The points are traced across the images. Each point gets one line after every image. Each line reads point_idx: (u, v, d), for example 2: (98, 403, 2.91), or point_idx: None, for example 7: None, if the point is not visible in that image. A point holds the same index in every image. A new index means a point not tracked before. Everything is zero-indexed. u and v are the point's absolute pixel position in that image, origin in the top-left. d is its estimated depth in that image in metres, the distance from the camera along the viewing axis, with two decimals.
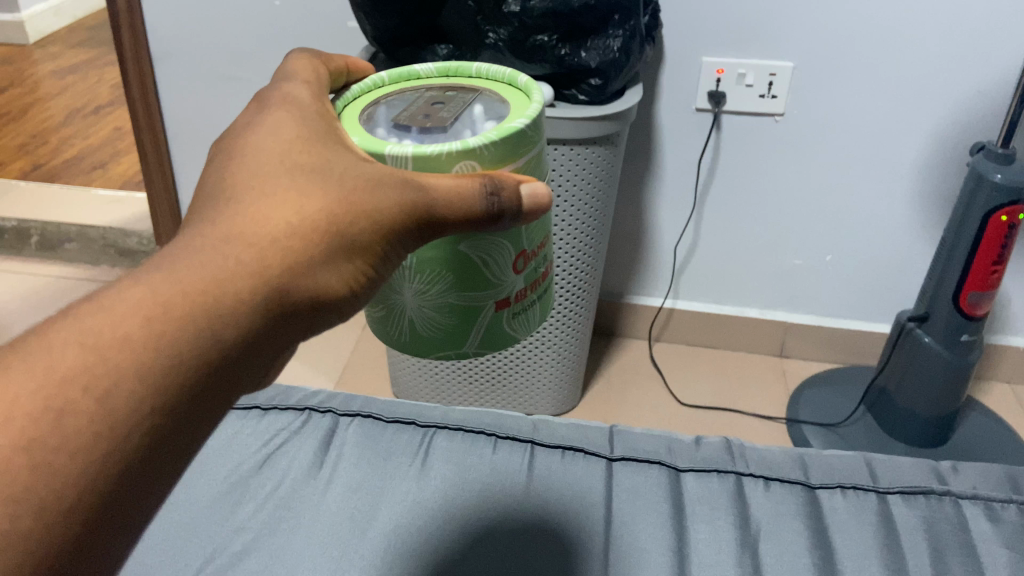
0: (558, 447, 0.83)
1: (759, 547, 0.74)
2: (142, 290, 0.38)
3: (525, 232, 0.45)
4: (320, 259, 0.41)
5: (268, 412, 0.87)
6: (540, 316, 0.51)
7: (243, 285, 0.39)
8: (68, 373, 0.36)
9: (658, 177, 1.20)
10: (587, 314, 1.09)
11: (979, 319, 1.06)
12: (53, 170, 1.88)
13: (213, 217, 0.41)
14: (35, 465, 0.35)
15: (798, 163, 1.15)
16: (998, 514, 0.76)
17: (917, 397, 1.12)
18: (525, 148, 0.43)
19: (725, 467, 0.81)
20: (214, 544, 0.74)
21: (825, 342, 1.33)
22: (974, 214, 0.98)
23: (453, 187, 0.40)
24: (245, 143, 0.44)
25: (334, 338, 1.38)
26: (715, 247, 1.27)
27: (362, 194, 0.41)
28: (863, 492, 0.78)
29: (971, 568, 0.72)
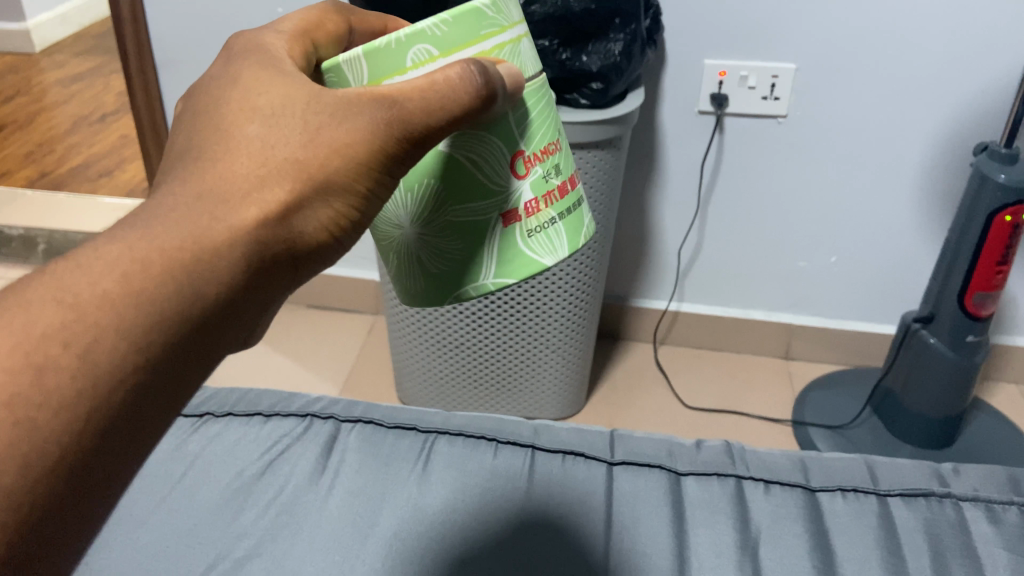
0: (559, 451, 0.83)
1: (760, 550, 0.74)
2: (118, 248, 0.38)
3: (512, 128, 0.46)
4: (297, 204, 0.42)
5: (271, 418, 0.87)
6: (569, 246, 0.50)
7: (222, 238, 0.40)
8: (47, 329, 0.36)
9: (660, 180, 1.20)
10: (591, 315, 1.09)
11: (985, 320, 1.05)
12: (60, 178, 1.89)
13: (184, 178, 0.41)
14: (18, 421, 0.34)
15: (799, 165, 1.15)
16: (999, 516, 0.75)
17: (924, 399, 1.12)
18: (486, 28, 0.44)
19: (725, 470, 0.81)
20: (217, 550, 0.74)
21: (830, 344, 1.33)
22: (977, 215, 0.98)
23: (424, 84, 0.42)
24: (213, 97, 0.43)
25: (340, 345, 1.38)
26: (719, 249, 1.27)
27: (329, 135, 0.42)
28: (863, 494, 0.78)
29: (971, 570, 0.72)
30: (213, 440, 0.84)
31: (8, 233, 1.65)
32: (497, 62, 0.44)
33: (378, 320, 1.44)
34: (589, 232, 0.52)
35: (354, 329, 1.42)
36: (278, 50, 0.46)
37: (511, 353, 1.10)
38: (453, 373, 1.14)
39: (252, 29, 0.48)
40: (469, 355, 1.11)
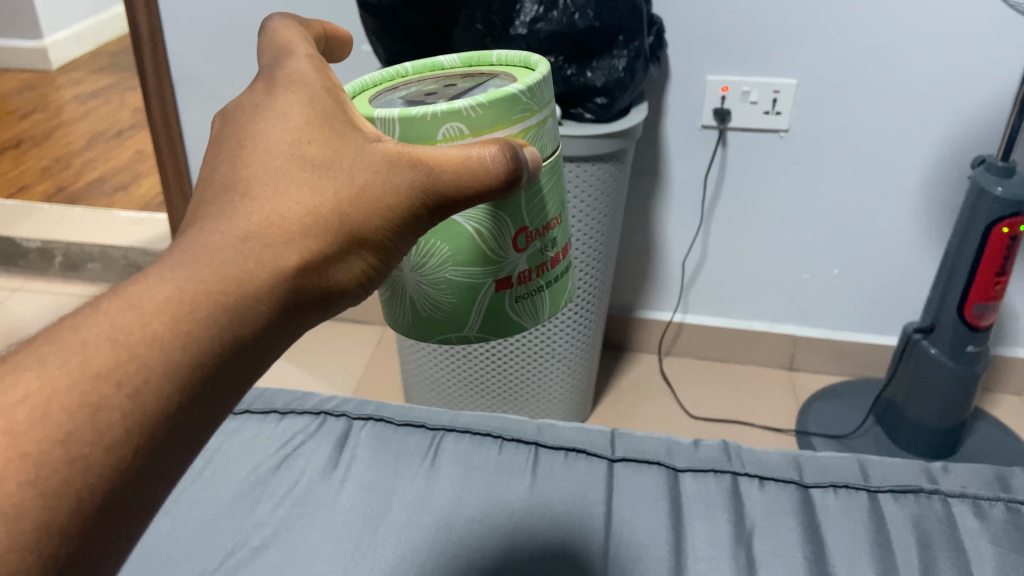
0: (561, 448, 0.85)
1: (754, 543, 0.75)
2: (168, 288, 0.37)
3: (524, 207, 0.46)
4: (333, 257, 0.41)
5: (286, 415, 0.89)
6: (551, 311, 0.52)
7: (262, 284, 0.39)
8: (102, 368, 0.35)
9: (666, 193, 1.23)
10: (596, 320, 1.12)
11: (985, 330, 1.07)
12: (76, 192, 1.93)
13: (227, 214, 0.39)
14: (72, 460, 0.34)
15: (799, 176, 1.17)
16: (986, 512, 0.77)
17: (925, 406, 1.13)
18: (519, 114, 0.44)
19: (722, 467, 0.82)
20: (234, 540, 0.76)
21: (833, 355, 1.34)
22: (976, 226, 1.00)
23: (463, 158, 0.40)
24: (255, 130, 0.42)
25: (350, 354, 1.41)
26: (723, 260, 1.29)
27: (374, 189, 0.41)
28: (854, 490, 0.80)
29: (959, 563, 0.73)
30: (230, 436, 0.87)
31: (25, 246, 1.68)
32: (525, 145, 0.43)
33: (387, 331, 1.46)
34: (569, 296, 0.54)
35: (364, 340, 1.45)
36: (318, 78, 0.43)
37: (517, 360, 1.12)
38: (459, 381, 1.16)
39: (279, 51, 0.45)
40: (474, 363, 1.13)
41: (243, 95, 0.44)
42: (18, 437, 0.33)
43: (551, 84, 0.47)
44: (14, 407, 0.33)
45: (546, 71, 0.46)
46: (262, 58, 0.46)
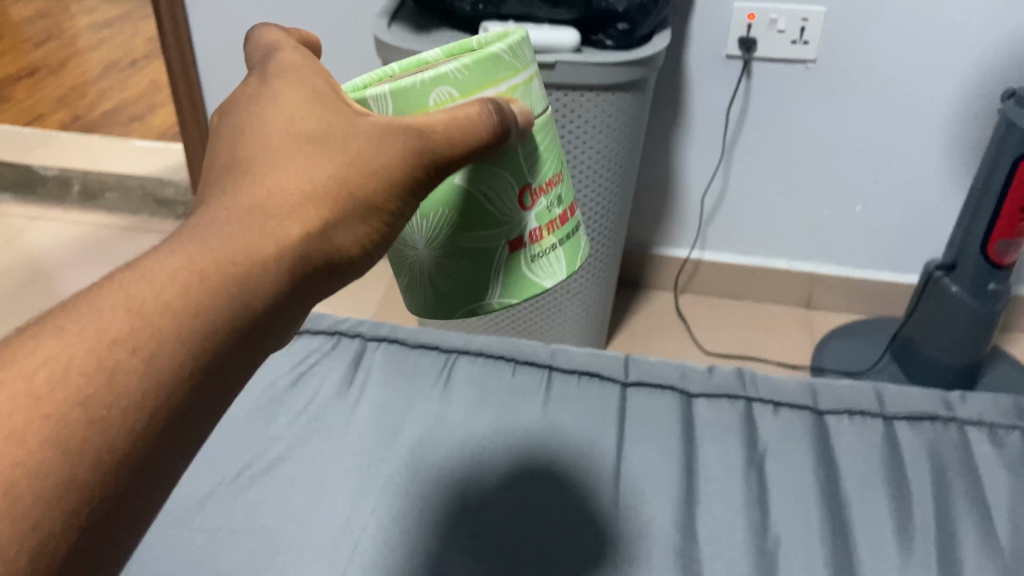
0: (575, 371, 0.85)
1: (767, 465, 0.76)
2: (178, 259, 0.37)
3: (524, 161, 0.47)
4: (335, 221, 0.41)
5: (302, 334, 0.90)
6: (568, 269, 0.52)
7: (268, 252, 0.39)
8: (117, 336, 0.35)
9: (688, 125, 1.20)
10: (612, 254, 1.10)
11: (1008, 268, 1.05)
12: (92, 122, 1.92)
13: (229, 191, 0.40)
14: (93, 421, 0.33)
15: (825, 108, 1.14)
16: (1002, 439, 0.77)
17: (943, 344, 1.12)
18: (503, 72, 0.45)
19: (736, 392, 0.82)
20: (250, 453, 0.77)
21: (852, 294, 1.33)
22: (1004, 161, 0.97)
23: (452, 117, 0.42)
24: (250, 115, 0.42)
25: (365, 287, 1.42)
26: (743, 194, 1.27)
27: (369, 158, 0.41)
28: (870, 417, 0.79)
29: (974, 488, 0.73)
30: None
31: (44, 173, 1.69)
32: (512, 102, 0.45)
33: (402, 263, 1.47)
34: (586, 255, 0.53)
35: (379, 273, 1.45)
36: (307, 65, 0.44)
37: None
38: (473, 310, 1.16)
39: (265, 46, 0.46)
40: None
41: (236, 91, 0.45)
42: (38, 400, 0.33)
43: (528, 44, 0.48)
44: (35, 372, 0.33)
45: (522, 32, 0.47)
46: (250, 56, 0.47)
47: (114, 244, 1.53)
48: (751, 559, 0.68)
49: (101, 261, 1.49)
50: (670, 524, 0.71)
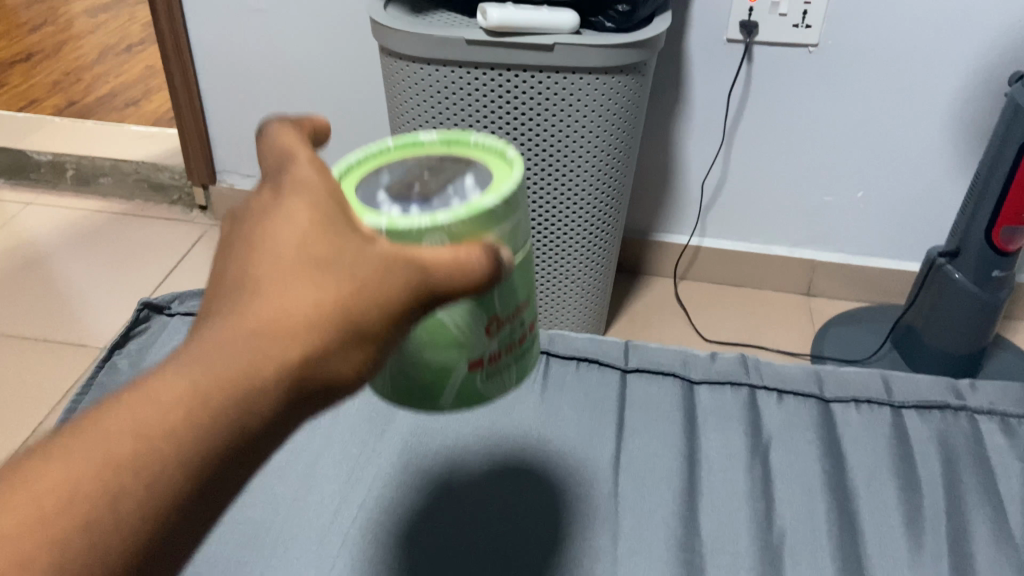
0: (573, 357, 0.84)
1: (771, 455, 0.74)
2: (180, 383, 0.35)
3: (497, 294, 0.43)
4: (335, 351, 0.37)
5: None
6: (516, 383, 0.48)
7: (265, 380, 0.35)
8: (122, 460, 0.33)
9: (688, 110, 1.18)
10: (612, 241, 1.09)
11: (1012, 255, 1.03)
12: (86, 106, 1.90)
13: (233, 310, 0.36)
14: (92, 545, 0.33)
15: (828, 94, 1.12)
16: (1015, 429, 0.75)
17: (945, 332, 1.11)
18: (495, 224, 0.40)
19: (740, 379, 0.81)
20: None
21: (853, 281, 1.32)
22: (1009, 146, 0.95)
23: (451, 259, 0.36)
24: (262, 229, 0.37)
25: None
26: (744, 181, 1.25)
27: (375, 287, 0.36)
28: (878, 406, 0.78)
29: (984, 479, 0.72)
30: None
31: (36, 159, 1.65)
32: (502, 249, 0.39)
33: None
34: (534, 364, 0.50)
35: None
36: (322, 182, 0.39)
37: None
38: None
39: (280, 150, 0.41)
40: None
41: (251, 195, 0.40)
42: (45, 524, 0.32)
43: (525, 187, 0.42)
44: (44, 495, 0.33)
45: (520, 176, 0.41)
46: (265, 162, 0.42)
47: (108, 231, 1.52)
48: (754, 552, 0.67)
49: (95, 246, 1.47)
50: (671, 516, 0.70)
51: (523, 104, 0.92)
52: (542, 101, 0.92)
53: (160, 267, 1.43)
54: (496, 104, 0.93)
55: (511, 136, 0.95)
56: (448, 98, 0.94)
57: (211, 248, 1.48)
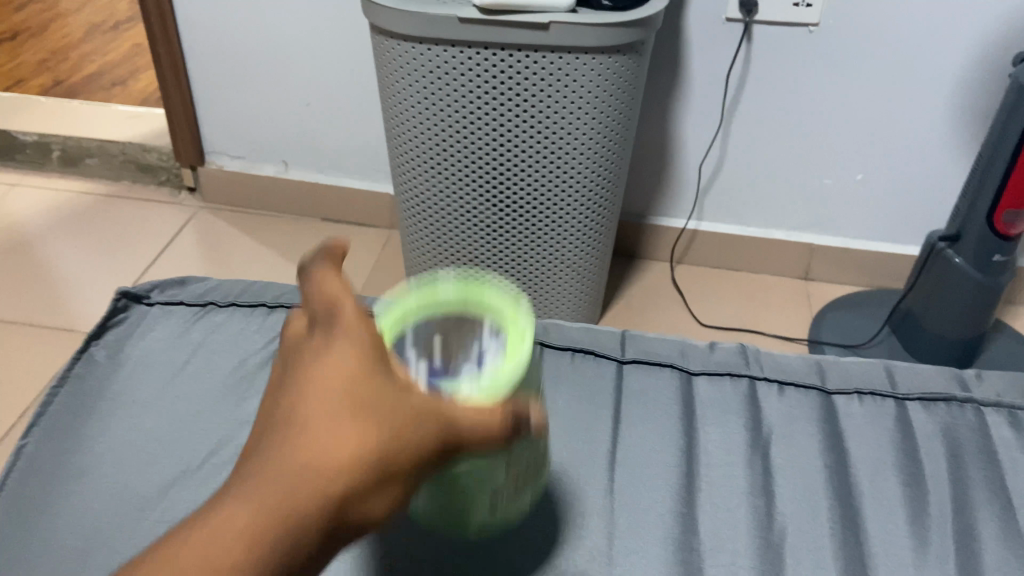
0: (569, 348, 0.82)
1: (771, 450, 0.73)
2: (241, 513, 0.39)
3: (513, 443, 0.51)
4: (371, 488, 0.41)
5: (274, 309, 0.88)
6: (534, 473, 0.61)
7: (314, 516, 0.40)
8: None
9: (686, 91, 1.16)
10: (609, 226, 1.07)
11: (1014, 240, 1.02)
12: (74, 86, 1.87)
13: (280, 446, 0.41)
14: None
15: (829, 75, 1.10)
16: (1023, 422, 0.74)
17: (946, 321, 1.10)
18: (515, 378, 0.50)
19: (739, 370, 0.80)
20: (221, 434, 0.76)
21: (853, 267, 1.31)
22: (1012, 129, 0.94)
23: (475, 421, 0.44)
24: (306, 371, 0.43)
25: (354, 259, 1.41)
26: (743, 163, 1.23)
27: (405, 435, 0.42)
28: (881, 398, 0.77)
29: (991, 474, 0.71)
30: (216, 330, 0.86)
31: (22, 140, 1.62)
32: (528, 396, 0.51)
33: (393, 235, 1.46)
34: (541, 463, 0.63)
35: (369, 245, 1.44)
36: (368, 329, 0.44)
37: (523, 262, 1.09)
38: None
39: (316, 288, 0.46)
40: (481, 258, 1.10)
41: (294, 338, 0.46)
42: None
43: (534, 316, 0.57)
44: None
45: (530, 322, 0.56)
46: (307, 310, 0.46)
47: (97, 214, 1.49)
48: (753, 551, 0.66)
49: (82, 229, 1.45)
50: (669, 514, 0.68)
51: (517, 85, 0.90)
52: (536, 82, 0.90)
53: (148, 252, 1.41)
54: (490, 85, 0.91)
55: (505, 118, 0.93)
56: (441, 79, 0.91)
57: (200, 231, 1.46)
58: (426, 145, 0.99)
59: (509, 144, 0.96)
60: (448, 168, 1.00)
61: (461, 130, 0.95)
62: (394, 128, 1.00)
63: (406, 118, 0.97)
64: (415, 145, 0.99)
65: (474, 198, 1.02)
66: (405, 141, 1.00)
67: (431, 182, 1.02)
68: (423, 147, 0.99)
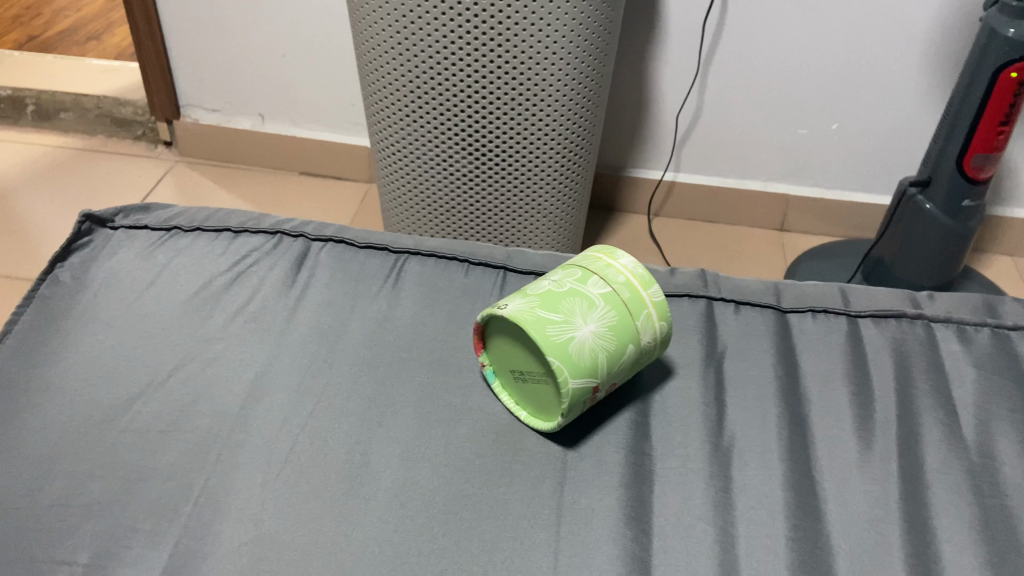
0: (529, 273, 0.83)
1: (725, 363, 0.75)
2: None
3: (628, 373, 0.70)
4: None
5: (240, 234, 0.86)
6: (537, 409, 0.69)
7: None
8: None
9: (661, 37, 1.15)
10: (587, 172, 1.08)
11: (983, 183, 1.03)
12: (47, 41, 1.84)
13: None
14: None
15: (803, 20, 1.10)
16: (971, 336, 0.76)
17: (916, 265, 1.12)
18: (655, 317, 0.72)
19: (698, 292, 0.81)
20: (184, 352, 0.73)
21: (824, 215, 1.32)
22: (983, 72, 0.94)
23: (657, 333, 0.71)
24: None
25: (333, 210, 1.41)
26: (719, 110, 1.23)
27: None
28: (834, 315, 0.79)
29: (938, 382, 0.72)
30: (180, 252, 0.84)
31: None
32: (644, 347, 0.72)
33: (372, 189, 1.47)
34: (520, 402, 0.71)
35: (348, 198, 1.44)
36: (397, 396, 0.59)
37: (503, 207, 1.09)
38: (441, 221, 1.13)
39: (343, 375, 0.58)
40: (459, 205, 1.10)
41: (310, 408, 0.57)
42: None
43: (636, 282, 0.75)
44: None
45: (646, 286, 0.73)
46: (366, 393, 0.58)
47: (73, 165, 1.48)
48: (705, 455, 0.67)
49: (59, 182, 1.44)
50: (626, 422, 0.70)
51: (493, 30, 0.90)
52: (512, 26, 0.89)
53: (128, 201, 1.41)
54: (465, 29, 0.90)
55: (481, 63, 0.93)
56: (416, 23, 0.91)
57: (178, 184, 1.46)
58: (402, 91, 0.98)
59: (486, 90, 0.96)
60: (426, 113, 1.00)
61: (438, 75, 0.95)
62: (370, 73, 1.00)
63: (382, 64, 0.97)
64: (391, 91, 0.99)
65: (453, 142, 1.02)
66: (381, 87, 1.00)
67: (408, 128, 1.02)
68: (399, 92, 0.99)
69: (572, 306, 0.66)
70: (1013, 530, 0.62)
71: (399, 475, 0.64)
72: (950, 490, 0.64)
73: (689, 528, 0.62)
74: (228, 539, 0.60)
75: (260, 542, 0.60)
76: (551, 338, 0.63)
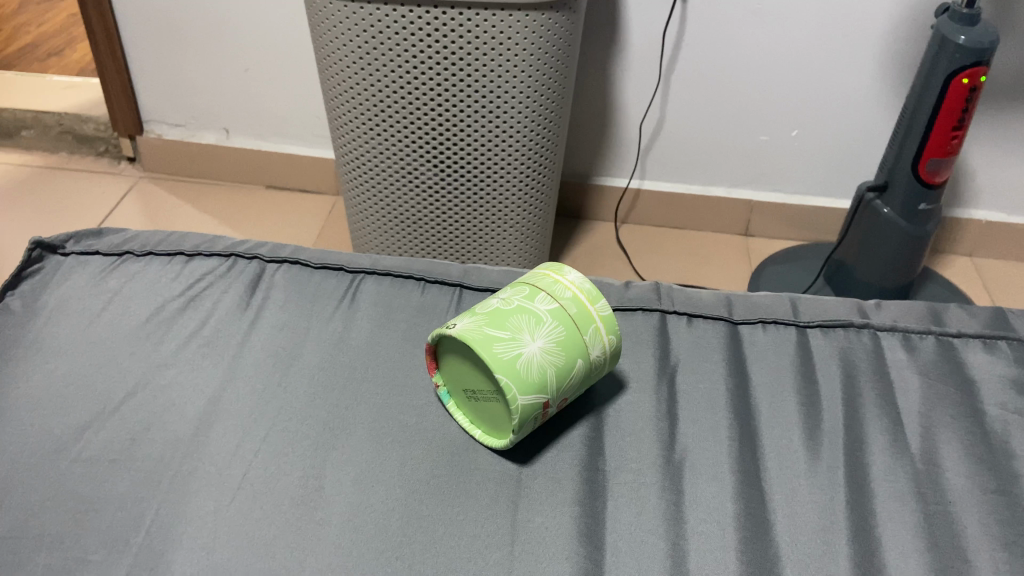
0: (485, 289, 0.84)
1: (677, 376, 0.76)
2: None
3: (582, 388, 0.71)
4: None
5: (193, 258, 0.86)
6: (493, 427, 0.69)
7: None
8: None
9: (622, 48, 1.17)
10: (552, 182, 1.08)
11: (938, 187, 1.05)
12: (7, 58, 1.81)
13: None
14: None
15: (758, 31, 1.12)
16: (916, 344, 0.78)
17: (875, 268, 1.14)
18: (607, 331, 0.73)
19: (651, 305, 0.82)
20: (136, 379, 0.73)
21: (786, 220, 1.34)
22: (935, 78, 0.96)
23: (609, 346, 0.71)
24: None
25: (298, 225, 1.41)
26: (680, 119, 1.25)
27: None
28: (784, 326, 0.80)
29: (883, 390, 0.74)
30: (133, 277, 0.83)
31: None
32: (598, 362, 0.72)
33: (338, 202, 1.46)
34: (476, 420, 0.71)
35: (313, 212, 1.44)
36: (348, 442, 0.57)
37: (469, 219, 1.09)
38: (407, 234, 1.13)
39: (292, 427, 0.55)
40: (426, 218, 1.10)
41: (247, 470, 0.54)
42: None
43: None
44: None
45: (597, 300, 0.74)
46: None
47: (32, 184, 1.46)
48: (657, 468, 0.68)
49: (18, 201, 1.42)
50: (580, 437, 0.70)
51: (452, 43, 0.90)
52: (471, 40, 0.90)
53: (89, 220, 1.39)
54: (425, 44, 0.90)
55: (442, 76, 0.93)
56: (375, 37, 0.91)
57: (141, 201, 1.44)
58: (364, 105, 0.98)
59: (448, 103, 0.96)
60: (389, 126, 1.00)
61: (399, 89, 0.95)
62: (332, 88, 1.00)
63: (344, 78, 0.97)
64: (354, 106, 0.99)
65: (416, 155, 1.02)
66: (343, 101, 1.00)
67: (372, 142, 1.02)
68: (362, 107, 0.99)
69: (519, 323, 0.66)
70: (955, 535, 0.63)
71: (352, 499, 0.64)
72: (895, 498, 0.66)
73: (641, 542, 0.63)
74: (179, 570, 0.59)
75: (211, 571, 0.59)
76: (498, 356, 0.63)
